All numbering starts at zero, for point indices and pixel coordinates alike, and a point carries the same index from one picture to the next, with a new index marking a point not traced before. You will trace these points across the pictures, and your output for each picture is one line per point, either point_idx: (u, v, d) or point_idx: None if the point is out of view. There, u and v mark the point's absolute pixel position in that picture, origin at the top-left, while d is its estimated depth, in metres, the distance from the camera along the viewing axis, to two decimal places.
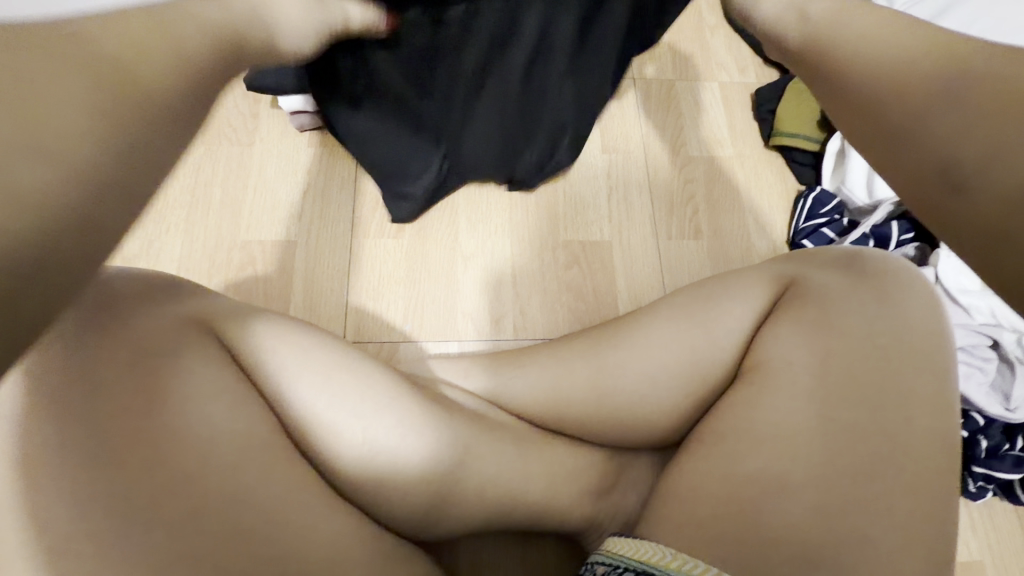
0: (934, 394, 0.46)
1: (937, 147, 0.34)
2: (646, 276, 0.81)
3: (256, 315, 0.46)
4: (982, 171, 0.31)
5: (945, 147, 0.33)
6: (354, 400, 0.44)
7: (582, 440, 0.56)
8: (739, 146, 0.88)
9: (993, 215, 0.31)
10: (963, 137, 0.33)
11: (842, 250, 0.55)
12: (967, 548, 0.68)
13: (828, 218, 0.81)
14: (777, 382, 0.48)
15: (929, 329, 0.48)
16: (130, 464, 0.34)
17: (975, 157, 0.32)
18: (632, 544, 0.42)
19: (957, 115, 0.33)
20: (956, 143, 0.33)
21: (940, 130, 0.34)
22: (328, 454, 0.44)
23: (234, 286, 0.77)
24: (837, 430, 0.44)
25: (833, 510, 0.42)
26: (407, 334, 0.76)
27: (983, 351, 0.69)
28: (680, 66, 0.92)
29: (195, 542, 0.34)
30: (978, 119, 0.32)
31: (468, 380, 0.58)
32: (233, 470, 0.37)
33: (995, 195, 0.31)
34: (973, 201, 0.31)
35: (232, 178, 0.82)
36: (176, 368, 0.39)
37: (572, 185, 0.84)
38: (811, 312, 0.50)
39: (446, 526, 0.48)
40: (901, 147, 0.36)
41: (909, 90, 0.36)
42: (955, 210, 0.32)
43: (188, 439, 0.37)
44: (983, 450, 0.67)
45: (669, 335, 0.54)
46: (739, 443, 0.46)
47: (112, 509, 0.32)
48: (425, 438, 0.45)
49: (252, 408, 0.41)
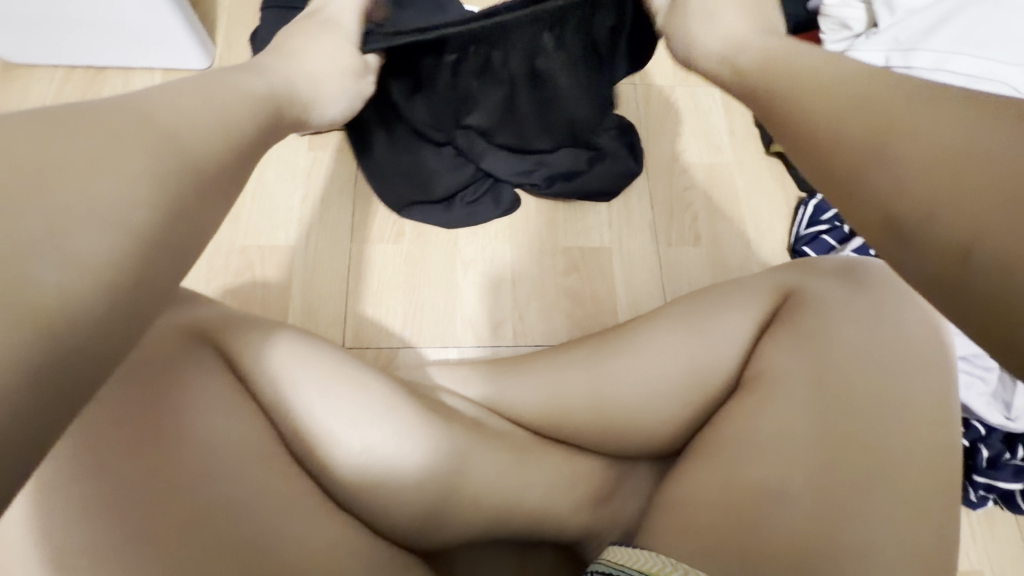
0: (934, 404, 0.46)
1: (880, 195, 0.32)
2: (645, 283, 0.81)
3: (256, 324, 0.46)
4: (923, 223, 0.29)
5: (892, 193, 0.31)
6: (351, 409, 0.44)
7: (581, 449, 0.56)
8: (739, 152, 0.88)
9: (945, 260, 0.27)
10: (904, 182, 0.30)
11: (842, 258, 0.55)
12: (967, 558, 0.68)
13: (830, 225, 0.80)
14: (775, 391, 0.48)
15: (928, 339, 0.48)
16: (128, 475, 0.34)
17: (914, 207, 0.30)
18: (633, 554, 0.42)
19: (898, 163, 0.31)
20: (900, 188, 0.31)
21: (890, 175, 0.31)
22: (324, 464, 0.43)
23: (233, 292, 0.77)
24: (836, 439, 0.44)
25: (833, 519, 0.41)
26: (405, 340, 0.76)
27: (985, 360, 0.68)
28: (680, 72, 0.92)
29: (191, 551, 0.33)
30: (913, 166, 0.30)
31: (465, 388, 0.58)
32: (230, 478, 0.37)
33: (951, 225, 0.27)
34: (918, 250, 0.29)
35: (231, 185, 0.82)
36: (176, 382, 0.39)
37: None
38: (809, 321, 0.50)
39: (444, 537, 0.48)
40: (862, 205, 0.33)
41: (862, 143, 0.34)
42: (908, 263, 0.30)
43: (184, 448, 0.36)
44: (983, 459, 0.67)
45: (668, 344, 0.54)
46: (738, 451, 0.46)
47: (108, 519, 0.32)
48: (422, 448, 0.45)
49: (249, 417, 0.41)
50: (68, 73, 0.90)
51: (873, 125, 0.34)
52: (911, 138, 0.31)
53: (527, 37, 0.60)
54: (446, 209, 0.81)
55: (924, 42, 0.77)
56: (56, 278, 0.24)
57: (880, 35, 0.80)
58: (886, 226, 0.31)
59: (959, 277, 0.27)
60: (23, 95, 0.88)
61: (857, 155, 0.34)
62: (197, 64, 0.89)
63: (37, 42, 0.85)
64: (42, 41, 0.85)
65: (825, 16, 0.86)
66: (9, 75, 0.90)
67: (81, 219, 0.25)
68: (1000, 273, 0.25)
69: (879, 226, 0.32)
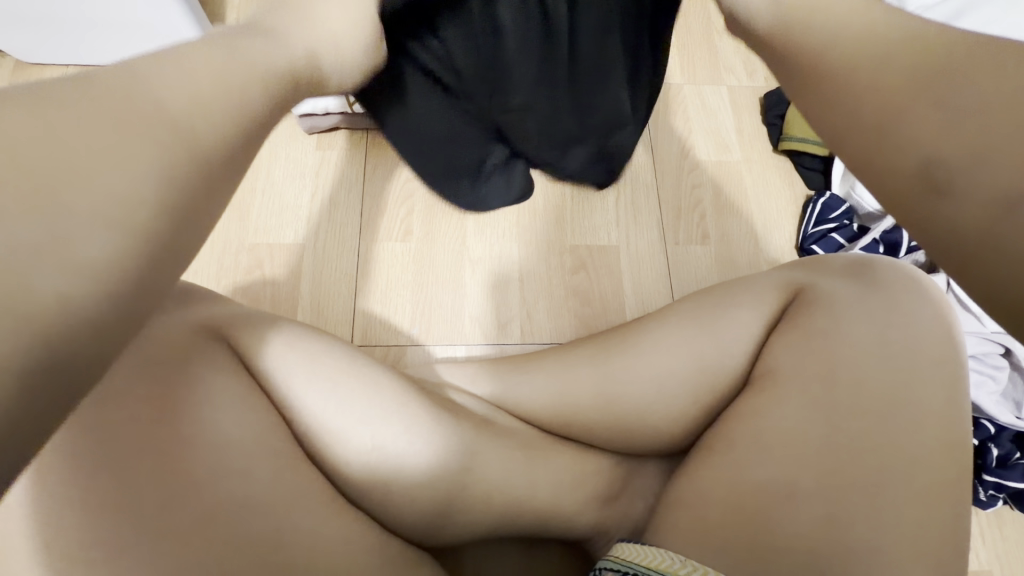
0: (945, 403, 0.45)
1: (915, 141, 0.32)
2: (652, 282, 0.81)
3: (267, 321, 0.47)
4: (969, 168, 0.30)
5: (929, 140, 0.31)
6: (362, 406, 0.44)
7: (590, 446, 0.56)
8: (746, 151, 0.88)
9: (982, 216, 0.29)
10: (943, 131, 0.31)
11: (852, 256, 0.55)
12: (976, 557, 0.68)
13: (838, 224, 0.80)
14: (784, 388, 0.48)
15: (939, 337, 0.48)
16: (141, 470, 0.34)
17: (956, 157, 0.30)
18: (641, 551, 0.42)
19: (923, 116, 0.32)
20: (934, 135, 0.31)
21: (937, 118, 0.31)
22: (336, 460, 0.44)
23: (242, 291, 0.77)
24: (846, 437, 0.44)
25: (842, 517, 0.41)
26: (413, 338, 0.76)
27: (995, 359, 0.68)
28: (688, 71, 0.92)
29: (205, 545, 0.34)
30: (958, 113, 0.31)
31: (474, 385, 0.58)
32: (243, 473, 0.38)
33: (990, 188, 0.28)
34: (955, 203, 0.30)
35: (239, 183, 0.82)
36: (187, 379, 0.39)
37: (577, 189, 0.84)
38: (819, 319, 0.50)
39: (453, 533, 0.48)
40: (892, 147, 0.33)
41: (897, 88, 0.34)
42: (940, 212, 0.30)
43: (197, 444, 0.37)
44: (994, 459, 0.67)
45: (677, 342, 0.54)
46: (746, 450, 0.46)
47: (125, 513, 0.33)
48: (432, 445, 0.45)
49: (261, 413, 0.41)
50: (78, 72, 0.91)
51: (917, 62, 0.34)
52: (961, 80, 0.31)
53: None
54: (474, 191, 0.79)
55: None
56: (52, 286, 0.23)
57: None
58: (921, 174, 0.31)
59: (997, 237, 0.28)
60: None
61: (893, 101, 0.34)
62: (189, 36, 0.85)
63: (48, 42, 0.86)
64: (52, 41, 0.86)
65: None
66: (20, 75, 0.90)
67: (70, 218, 0.25)
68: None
69: (909, 173, 0.32)
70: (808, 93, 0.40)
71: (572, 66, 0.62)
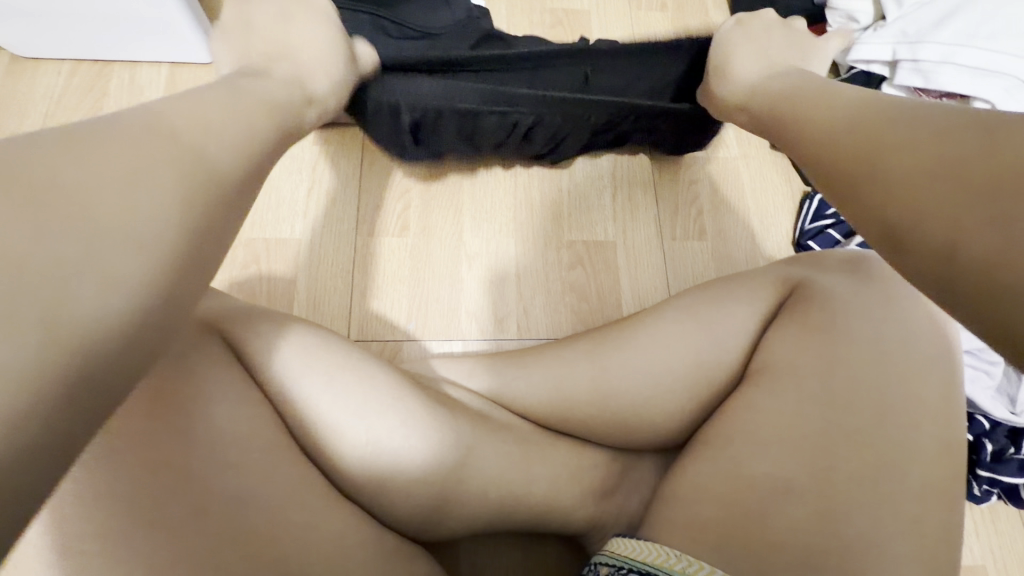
0: (940, 398, 0.46)
1: (875, 208, 0.35)
2: (649, 278, 0.81)
3: (262, 316, 0.47)
4: (915, 225, 0.31)
5: (883, 208, 0.34)
6: (358, 399, 0.44)
7: (586, 441, 0.56)
8: (744, 147, 0.87)
9: (937, 264, 0.30)
10: (900, 190, 0.33)
11: (848, 252, 0.55)
12: (970, 552, 0.68)
13: (835, 219, 0.80)
14: (780, 383, 0.48)
15: (934, 332, 0.48)
16: (137, 463, 0.34)
17: (903, 217, 0.33)
18: (636, 545, 0.42)
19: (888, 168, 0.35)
20: (892, 197, 0.34)
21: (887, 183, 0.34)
22: (331, 454, 0.44)
23: (238, 285, 0.77)
24: (841, 433, 0.44)
25: (839, 512, 0.41)
26: (410, 333, 0.76)
27: (989, 355, 0.69)
28: None
29: (200, 539, 0.34)
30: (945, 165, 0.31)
31: (471, 379, 0.58)
32: (237, 467, 0.38)
33: (928, 250, 0.30)
34: (916, 256, 0.31)
35: None
36: (185, 375, 0.39)
37: (575, 186, 0.84)
38: (816, 314, 0.50)
39: (449, 526, 0.48)
40: (868, 214, 0.36)
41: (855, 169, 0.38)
42: (906, 265, 0.32)
43: (192, 439, 0.37)
44: (988, 454, 0.67)
45: (674, 337, 0.54)
46: (743, 445, 0.46)
47: (118, 509, 0.33)
48: (428, 440, 0.45)
49: (256, 407, 0.41)
50: (75, 66, 0.90)
51: (867, 144, 0.38)
52: (897, 155, 0.35)
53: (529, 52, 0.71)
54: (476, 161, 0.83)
55: (931, 35, 0.77)
56: (87, 296, 0.24)
57: (887, 28, 0.80)
58: (884, 234, 0.34)
59: (948, 272, 0.29)
60: (30, 89, 0.88)
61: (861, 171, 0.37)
62: (203, 58, 0.90)
63: (43, 36, 0.86)
64: (47, 35, 0.86)
65: (831, 9, 0.85)
66: (15, 68, 0.90)
67: None
68: (989, 262, 0.27)
69: (878, 234, 0.35)
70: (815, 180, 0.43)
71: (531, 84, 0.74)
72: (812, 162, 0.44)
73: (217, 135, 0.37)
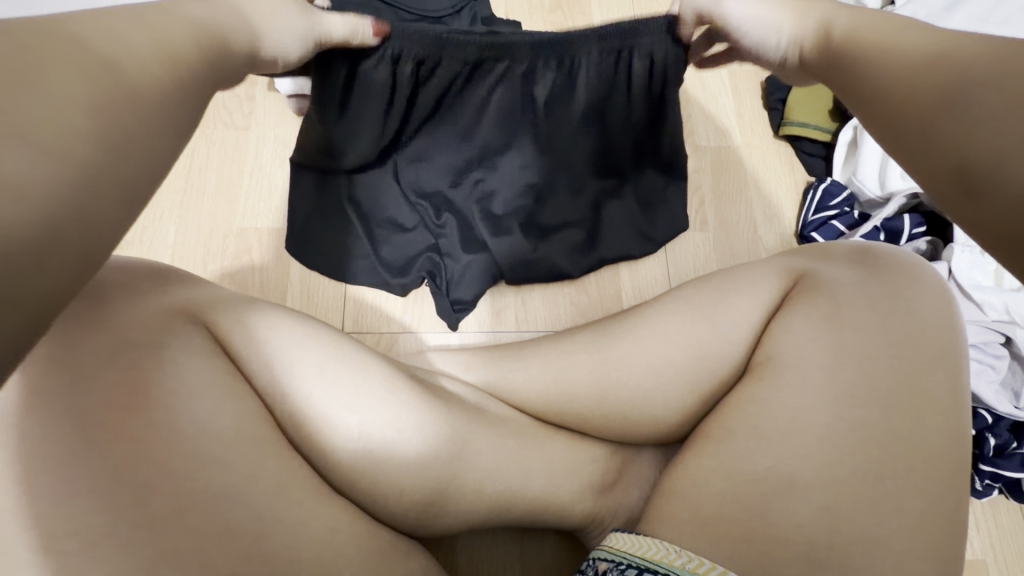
0: (947, 392, 0.45)
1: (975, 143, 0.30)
2: (649, 271, 0.80)
3: (246, 304, 0.45)
4: (997, 173, 0.29)
5: (959, 148, 0.31)
6: (349, 393, 0.43)
7: (586, 435, 0.55)
8: (748, 136, 0.86)
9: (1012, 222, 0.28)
10: (1003, 120, 0.29)
11: (851, 244, 0.54)
12: (971, 547, 0.68)
13: (839, 210, 0.80)
14: (785, 375, 0.46)
15: (942, 326, 0.47)
16: (117, 462, 0.33)
17: (1003, 148, 0.29)
18: (636, 540, 0.41)
19: (975, 114, 0.31)
20: (982, 136, 0.30)
21: (961, 129, 0.31)
22: (322, 449, 0.42)
23: (229, 276, 0.76)
24: (849, 428, 0.43)
25: (842, 510, 0.41)
26: (405, 326, 0.75)
27: (995, 348, 0.68)
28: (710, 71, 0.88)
29: (185, 539, 0.33)
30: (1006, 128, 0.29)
31: (467, 373, 0.57)
32: (223, 463, 0.36)
33: (1003, 204, 0.28)
34: (990, 199, 0.29)
35: (242, 176, 0.80)
36: (90, 336, 0.36)
37: (586, 261, 0.77)
38: (821, 304, 0.48)
39: (444, 522, 0.47)
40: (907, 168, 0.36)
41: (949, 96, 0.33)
42: (977, 211, 0.30)
43: (172, 432, 0.35)
44: (991, 448, 0.66)
45: (675, 328, 0.53)
46: (748, 438, 0.45)
47: (101, 505, 0.32)
48: (421, 433, 0.44)
49: (242, 399, 0.39)
50: None
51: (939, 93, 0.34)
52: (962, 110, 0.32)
53: (520, 135, 0.70)
54: (466, 232, 0.76)
55: (944, 20, 0.71)
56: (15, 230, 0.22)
57: (899, 11, 0.72)
58: (959, 175, 0.31)
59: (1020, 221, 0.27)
60: None
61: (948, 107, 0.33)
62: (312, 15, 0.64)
63: None
64: None
65: None
66: None
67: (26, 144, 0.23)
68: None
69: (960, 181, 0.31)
70: (886, 133, 0.39)
71: (545, 138, 0.70)
72: (876, 108, 0.39)
73: (136, 57, 0.29)
